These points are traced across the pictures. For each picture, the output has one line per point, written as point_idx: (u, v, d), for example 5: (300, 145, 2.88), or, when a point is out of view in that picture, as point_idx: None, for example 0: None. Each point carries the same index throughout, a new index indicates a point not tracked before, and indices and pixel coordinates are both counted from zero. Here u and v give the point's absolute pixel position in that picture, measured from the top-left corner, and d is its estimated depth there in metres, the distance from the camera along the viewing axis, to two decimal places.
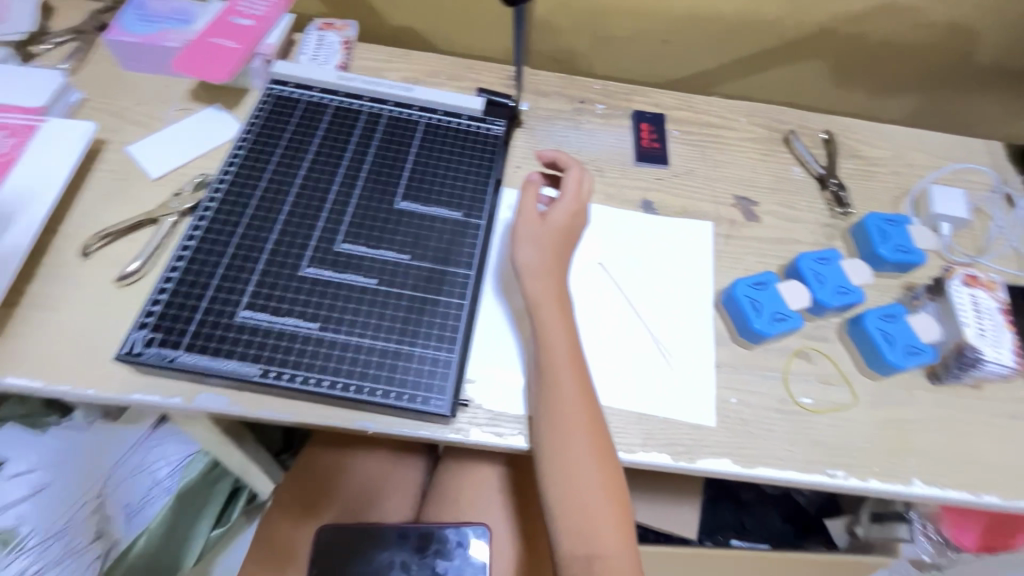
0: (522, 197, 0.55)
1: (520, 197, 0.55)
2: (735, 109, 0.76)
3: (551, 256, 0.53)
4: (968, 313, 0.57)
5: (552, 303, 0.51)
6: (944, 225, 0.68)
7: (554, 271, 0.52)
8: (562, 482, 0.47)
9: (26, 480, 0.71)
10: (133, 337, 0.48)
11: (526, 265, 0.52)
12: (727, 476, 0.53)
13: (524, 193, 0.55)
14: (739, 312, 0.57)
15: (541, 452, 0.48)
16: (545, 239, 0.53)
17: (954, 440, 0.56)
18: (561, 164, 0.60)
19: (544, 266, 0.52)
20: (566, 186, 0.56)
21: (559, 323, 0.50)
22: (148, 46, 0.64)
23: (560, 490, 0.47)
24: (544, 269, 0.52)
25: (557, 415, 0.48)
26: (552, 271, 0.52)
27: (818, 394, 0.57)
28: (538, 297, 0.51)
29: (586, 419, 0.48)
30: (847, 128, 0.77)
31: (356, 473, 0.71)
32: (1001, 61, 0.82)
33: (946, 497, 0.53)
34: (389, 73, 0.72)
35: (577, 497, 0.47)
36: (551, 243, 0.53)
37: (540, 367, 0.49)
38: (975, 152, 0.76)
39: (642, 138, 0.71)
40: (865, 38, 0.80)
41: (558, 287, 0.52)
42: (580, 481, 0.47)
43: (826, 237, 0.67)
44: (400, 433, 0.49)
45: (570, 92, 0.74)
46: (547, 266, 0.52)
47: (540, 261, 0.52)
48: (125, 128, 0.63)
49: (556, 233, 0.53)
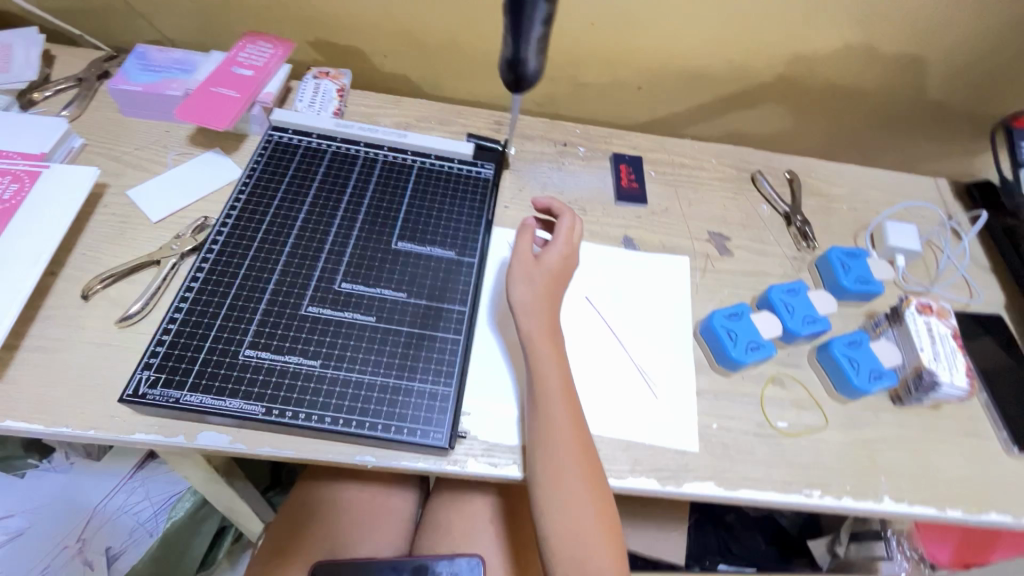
0: (518, 239, 0.58)
1: (517, 239, 0.59)
2: (705, 150, 0.82)
3: (545, 294, 0.56)
4: (923, 339, 0.61)
5: (546, 338, 0.54)
6: (900, 257, 0.74)
7: (548, 308, 0.56)
8: (556, 511, 0.49)
9: (6, 526, 0.80)
10: (137, 378, 0.49)
11: (522, 303, 0.55)
12: (711, 499, 0.55)
13: (522, 235, 0.59)
14: (717, 342, 0.61)
15: (537, 482, 0.50)
16: (540, 278, 0.56)
17: (918, 458, 0.60)
18: (554, 211, 0.63)
19: (538, 304, 0.55)
20: (560, 232, 0.60)
21: (553, 357, 0.53)
22: (150, 94, 0.67)
23: (556, 519, 0.49)
24: (539, 307, 0.55)
25: (552, 445, 0.50)
26: (546, 308, 0.56)
27: (793, 417, 0.60)
28: (532, 332, 0.54)
29: (580, 450, 0.50)
30: (808, 168, 0.83)
31: (349, 509, 0.71)
32: (943, 106, 0.90)
33: (913, 512, 0.56)
34: (382, 119, 0.76)
35: (571, 525, 0.49)
36: (545, 282, 0.56)
37: (535, 400, 0.52)
38: (924, 190, 0.83)
39: (622, 179, 0.76)
40: (820, 87, 0.88)
41: (549, 322, 0.55)
42: (574, 510, 0.49)
43: (794, 270, 0.72)
44: (399, 466, 0.50)
45: (553, 135, 0.79)
46: (542, 304, 0.55)
47: (535, 299, 0.55)
48: (125, 172, 0.65)
49: (549, 274, 0.57)
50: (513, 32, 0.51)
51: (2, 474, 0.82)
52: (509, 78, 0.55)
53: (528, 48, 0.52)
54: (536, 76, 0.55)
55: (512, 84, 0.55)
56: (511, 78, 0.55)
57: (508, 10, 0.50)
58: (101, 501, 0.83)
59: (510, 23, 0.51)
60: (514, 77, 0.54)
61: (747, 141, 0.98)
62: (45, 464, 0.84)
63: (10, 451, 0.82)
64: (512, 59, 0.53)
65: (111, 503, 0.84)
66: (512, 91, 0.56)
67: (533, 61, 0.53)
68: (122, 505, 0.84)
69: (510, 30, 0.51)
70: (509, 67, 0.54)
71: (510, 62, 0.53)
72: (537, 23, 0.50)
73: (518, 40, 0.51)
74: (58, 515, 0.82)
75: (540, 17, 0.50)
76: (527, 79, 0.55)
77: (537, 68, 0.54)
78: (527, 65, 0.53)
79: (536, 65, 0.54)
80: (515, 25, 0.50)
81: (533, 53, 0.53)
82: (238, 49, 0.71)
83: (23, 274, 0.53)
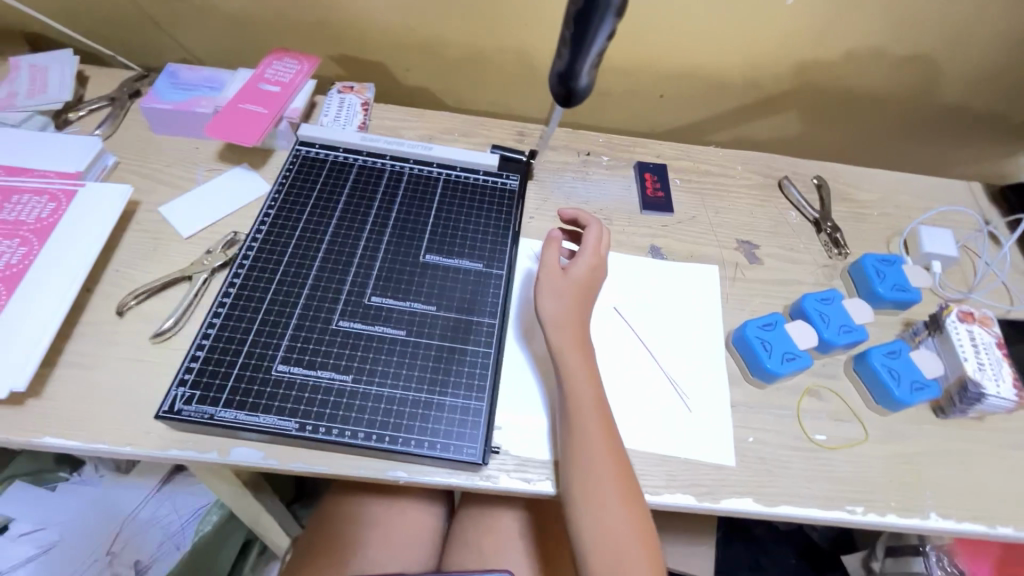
0: (545, 251, 0.58)
1: (544, 251, 0.58)
2: (731, 157, 0.81)
3: (574, 307, 0.55)
4: (966, 348, 0.59)
5: (576, 351, 0.53)
6: (936, 263, 0.72)
7: (577, 320, 0.55)
8: (593, 530, 0.48)
9: (34, 539, 0.80)
10: (173, 394, 0.50)
11: (550, 316, 0.55)
12: (749, 515, 0.54)
13: (548, 248, 0.58)
14: (751, 353, 0.60)
15: (572, 499, 0.49)
16: (568, 291, 0.56)
17: (964, 472, 0.58)
18: (581, 221, 0.63)
19: (567, 317, 0.55)
20: (587, 242, 0.59)
21: (584, 371, 0.53)
22: (180, 112, 0.68)
23: (592, 536, 0.48)
24: (568, 320, 0.54)
25: (586, 461, 0.49)
26: (576, 320, 0.55)
27: (831, 430, 0.59)
28: (562, 345, 0.53)
29: (615, 466, 0.49)
30: (836, 173, 0.81)
31: (376, 523, 0.70)
32: (974, 108, 0.88)
33: (961, 529, 0.54)
34: (406, 131, 0.76)
35: (608, 542, 0.47)
36: (574, 295, 0.56)
37: (568, 414, 0.51)
38: (958, 194, 0.81)
39: (647, 188, 0.75)
40: (846, 91, 0.86)
41: (581, 335, 0.54)
42: (611, 528, 0.48)
43: (826, 278, 0.70)
44: (432, 482, 0.50)
45: (576, 145, 0.79)
46: (571, 317, 0.55)
47: (564, 312, 0.55)
48: (156, 189, 0.66)
49: (578, 286, 0.56)
50: (573, 46, 0.50)
51: (36, 487, 0.84)
52: (559, 92, 0.54)
53: (584, 64, 0.51)
54: (587, 92, 0.54)
55: (562, 97, 0.54)
56: (561, 92, 0.54)
57: (571, 22, 0.49)
58: (130, 513, 0.84)
59: (571, 36, 0.50)
60: (565, 91, 0.53)
61: (770, 147, 0.97)
62: (75, 477, 0.85)
63: (43, 464, 0.85)
64: (566, 73, 0.52)
65: (141, 515, 0.85)
66: (561, 104, 0.55)
67: (586, 77, 0.52)
68: (151, 517, 0.85)
69: (569, 42, 0.50)
70: (561, 81, 0.53)
71: (563, 76, 0.53)
72: (599, 39, 0.49)
73: (576, 54, 0.50)
74: (90, 527, 0.83)
75: (603, 33, 0.48)
76: (577, 94, 0.54)
77: (589, 84, 0.53)
78: (580, 80, 0.52)
79: (589, 81, 0.53)
80: (577, 39, 0.49)
81: (588, 69, 0.52)
82: (265, 65, 0.72)
83: (61, 292, 0.53)
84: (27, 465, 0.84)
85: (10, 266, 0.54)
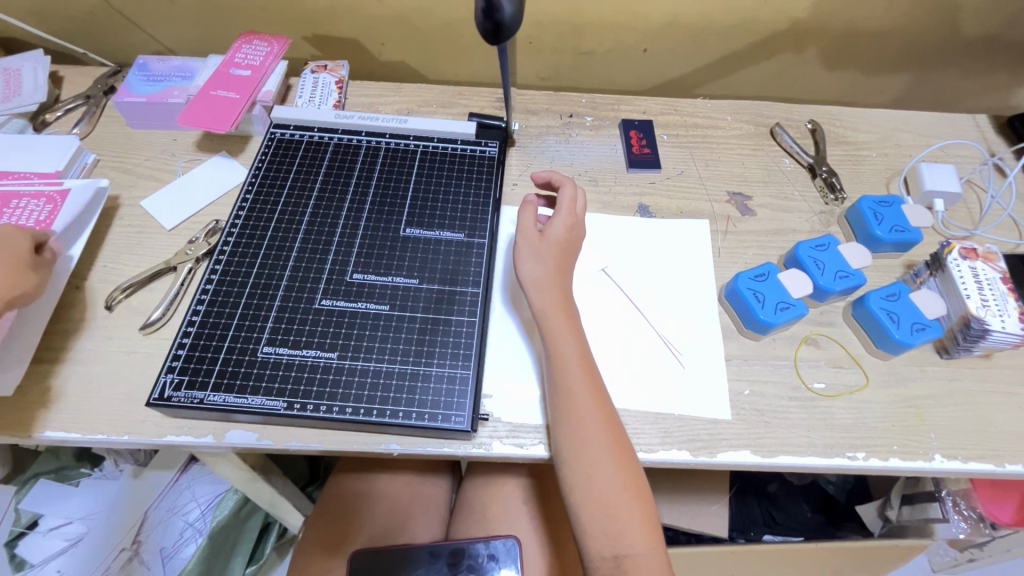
0: (521, 215, 0.57)
1: (520, 215, 0.57)
2: (720, 108, 0.78)
3: (554, 268, 0.54)
4: (969, 285, 0.57)
5: (558, 312, 0.52)
6: (939, 201, 0.69)
7: (559, 282, 0.54)
8: (585, 487, 0.48)
9: (63, 532, 0.85)
10: (162, 381, 0.50)
11: (530, 279, 0.54)
12: (748, 467, 0.53)
13: (524, 212, 0.57)
14: (743, 305, 0.58)
15: (563, 458, 0.49)
16: (548, 252, 0.55)
17: (971, 412, 0.56)
18: (555, 183, 0.61)
19: (548, 279, 0.54)
20: (563, 203, 0.58)
21: (567, 331, 0.52)
22: (153, 103, 0.67)
23: (585, 494, 0.48)
24: (549, 282, 0.53)
25: (575, 421, 0.49)
26: (554, 281, 0.54)
27: (830, 378, 0.57)
28: (544, 306, 0.53)
29: (603, 423, 0.49)
30: (831, 117, 0.78)
31: (382, 499, 0.71)
32: (980, 35, 0.83)
33: (968, 469, 0.53)
34: (383, 107, 0.75)
35: (602, 499, 0.47)
36: (553, 256, 0.55)
37: (553, 376, 0.51)
38: (961, 128, 0.78)
39: (632, 146, 0.73)
40: (841, 29, 0.82)
41: (562, 297, 0.53)
42: (603, 484, 0.47)
43: (822, 225, 0.68)
44: (424, 452, 0.50)
45: (558, 108, 0.77)
46: (551, 278, 0.54)
47: (544, 274, 0.54)
48: (137, 183, 0.66)
49: (557, 247, 0.55)
50: None
51: (60, 484, 0.88)
52: (486, 28, 0.49)
53: None
54: (516, 22, 0.49)
55: (490, 35, 0.49)
56: (488, 29, 0.49)
57: None
58: (151, 503, 0.86)
59: None
60: (491, 27, 0.48)
61: (764, 95, 0.93)
62: (96, 473, 0.88)
63: (65, 461, 0.89)
64: (485, 7, 0.47)
65: (162, 505, 0.86)
66: (492, 42, 0.50)
67: (508, 4, 0.47)
68: (171, 507, 0.86)
69: None
70: (484, 16, 0.48)
71: (484, 10, 0.48)
72: None
73: None
74: (114, 517, 0.85)
75: None
76: (506, 27, 0.49)
77: (514, 12, 0.48)
78: (503, 10, 0.47)
79: (514, 8, 0.48)
80: None
81: None
82: (234, 50, 0.71)
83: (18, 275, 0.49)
84: (53, 463, 0.88)
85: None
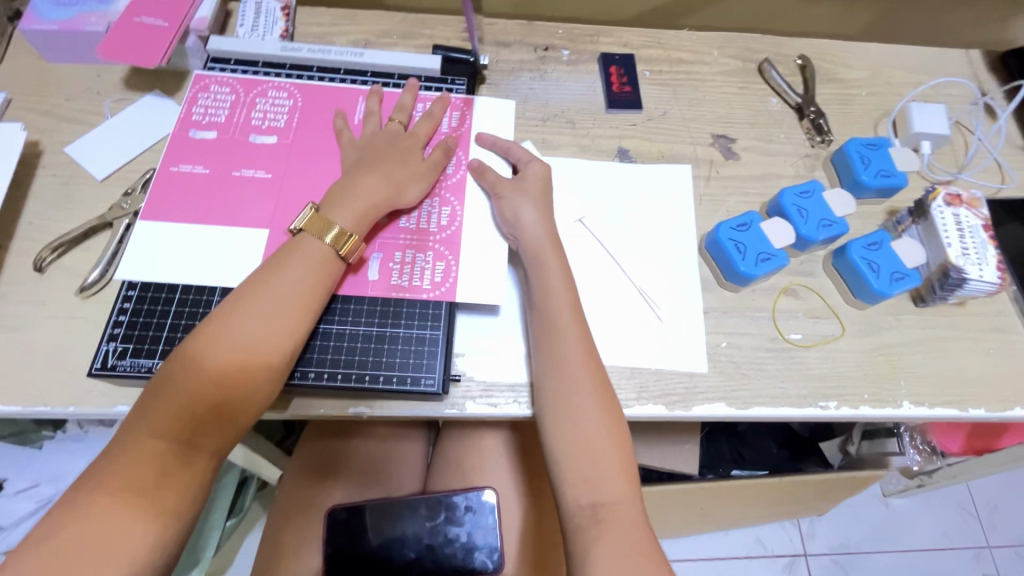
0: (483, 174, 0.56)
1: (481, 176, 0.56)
2: (706, 41, 0.73)
3: (540, 207, 0.54)
4: (950, 232, 0.57)
5: (551, 251, 0.52)
6: (926, 143, 0.67)
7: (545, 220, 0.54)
8: (570, 434, 0.47)
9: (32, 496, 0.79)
10: (104, 350, 0.48)
11: (522, 218, 0.53)
12: (723, 419, 0.54)
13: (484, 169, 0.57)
14: (724, 256, 0.57)
15: (546, 405, 0.48)
16: (532, 192, 0.55)
17: (940, 358, 0.57)
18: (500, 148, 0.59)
19: (533, 220, 0.53)
20: (519, 157, 0.58)
21: (558, 271, 0.51)
22: (67, 32, 0.58)
23: (567, 441, 0.47)
24: (536, 220, 0.53)
25: (561, 365, 0.48)
26: (548, 220, 0.54)
27: (807, 328, 0.57)
28: (537, 245, 0.52)
29: (589, 368, 0.48)
30: (822, 51, 0.73)
31: (358, 456, 0.70)
32: None
33: (932, 414, 0.54)
34: (337, 38, 0.67)
35: (584, 445, 0.46)
36: (539, 193, 0.55)
37: (545, 319, 0.50)
38: (953, 64, 0.74)
39: (611, 84, 0.68)
40: None
41: (548, 235, 0.53)
42: (585, 428, 0.47)
43: (807, 169, 0.65)
44: (396, 415, 0.49)
45: (532, 39, 0.70)
46: (539, 216, 0.54)
47: (530, 215, 0.53)
48: (59, 126, 0.59)
49: (540, 185, 0.56)
50: None
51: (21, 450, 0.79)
52: None
53: None
54: None
55: None
56: None
57: None
58: None
59: None
60: None
61: None
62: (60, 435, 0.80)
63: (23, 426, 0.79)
64: None
65: None
66: None
67: None
68: None
69: None
70: None
71: None
72: None
73: None
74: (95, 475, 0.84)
75: None
76: None
77: None
78: None
79: None
80: None
81: None
82: None
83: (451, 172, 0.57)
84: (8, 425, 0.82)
85: (286, 131, 0.57)
